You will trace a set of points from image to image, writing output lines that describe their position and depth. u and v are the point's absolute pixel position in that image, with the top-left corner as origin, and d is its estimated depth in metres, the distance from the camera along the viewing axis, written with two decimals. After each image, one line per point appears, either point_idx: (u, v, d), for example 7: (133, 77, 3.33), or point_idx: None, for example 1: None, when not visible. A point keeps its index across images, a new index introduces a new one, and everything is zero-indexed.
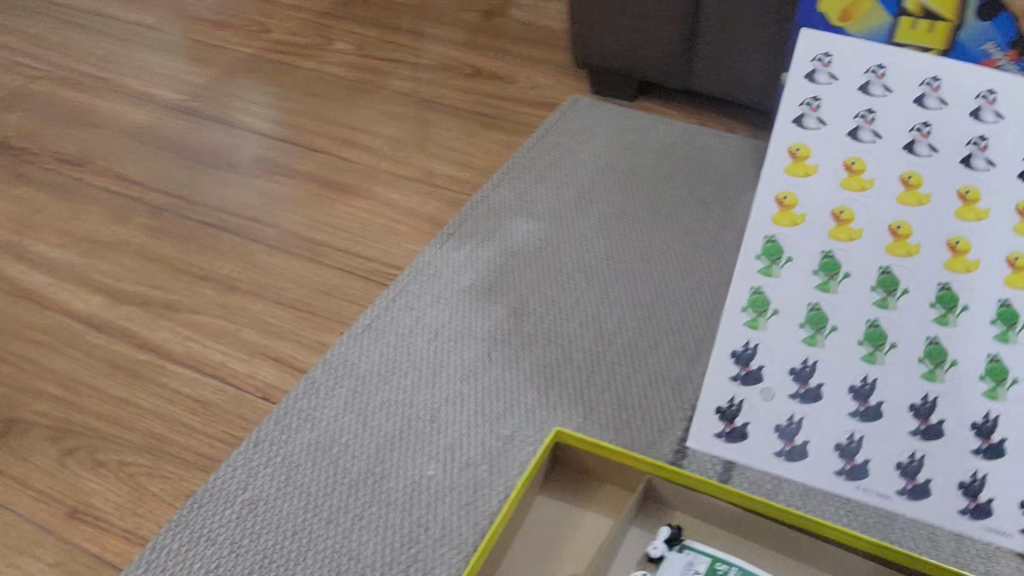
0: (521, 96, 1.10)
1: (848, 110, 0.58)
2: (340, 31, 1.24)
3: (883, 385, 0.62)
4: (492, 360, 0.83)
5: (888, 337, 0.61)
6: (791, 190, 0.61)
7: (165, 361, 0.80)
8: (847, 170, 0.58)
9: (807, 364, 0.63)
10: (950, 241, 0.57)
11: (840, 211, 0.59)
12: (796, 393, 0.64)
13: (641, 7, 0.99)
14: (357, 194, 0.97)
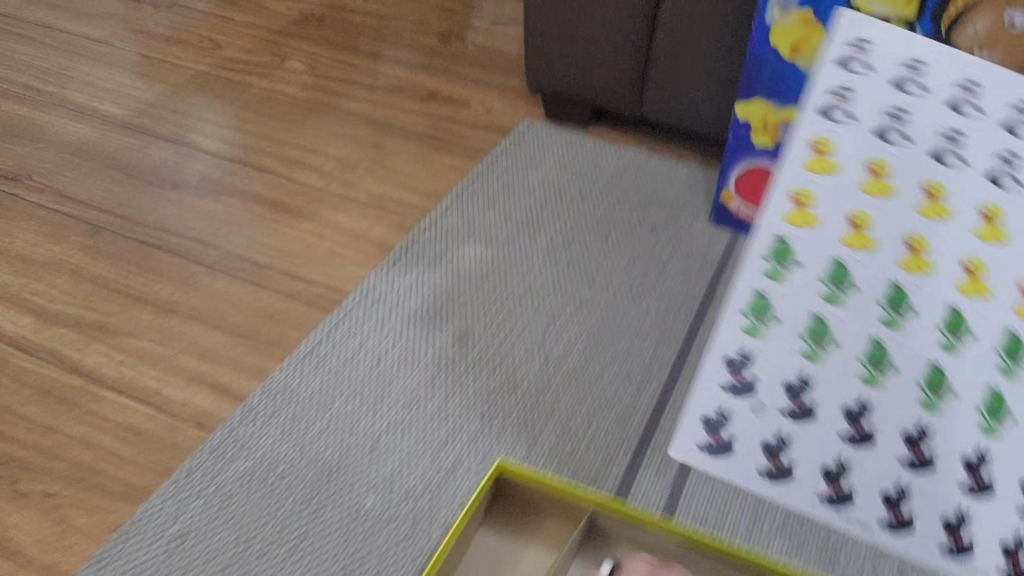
0: (474, 122, 1.11)
1: (885, 92, 0.34)
2: (295, 51, 1.24)
3: (934, 436, 0.33)
4: (437, 386, 0.80)
5: (933, 372, 0.33)
6: (810, 154, 0.34)
7: (95, 387, 0.79)
8: (869, 166, 0.34)
9: (811, 384, 0.35)
10: (957, 256, 0.33)
11: (853, 216, 0.34)
12: (796, 411, 0.35)
13: (596, 35, 1.01)
14: (304, 217, 0.97)
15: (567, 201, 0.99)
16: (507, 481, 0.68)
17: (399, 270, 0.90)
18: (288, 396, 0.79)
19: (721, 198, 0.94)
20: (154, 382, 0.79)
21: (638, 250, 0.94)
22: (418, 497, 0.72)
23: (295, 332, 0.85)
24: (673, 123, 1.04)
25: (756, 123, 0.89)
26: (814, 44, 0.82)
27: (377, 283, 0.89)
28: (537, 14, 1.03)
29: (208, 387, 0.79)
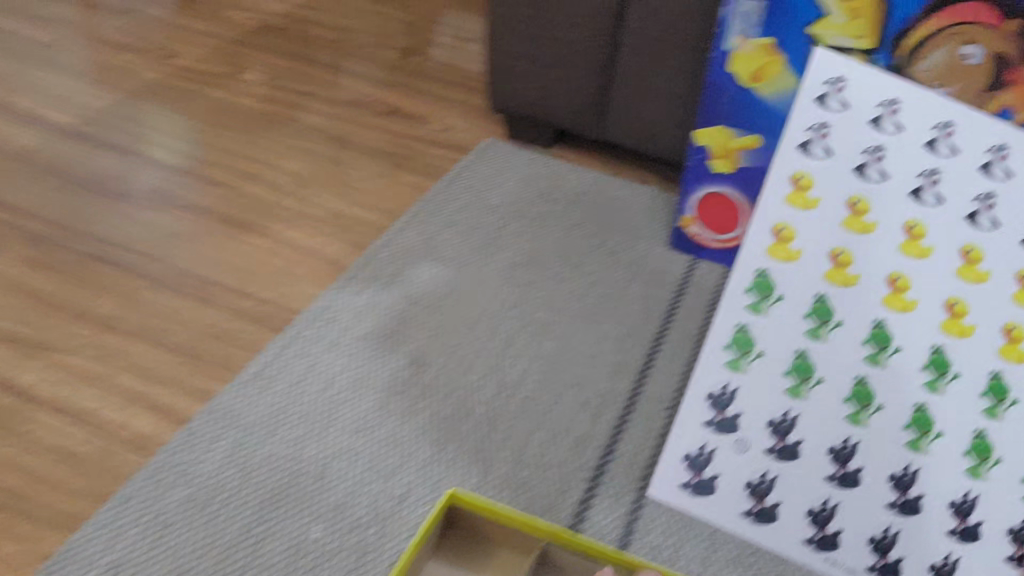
0: (434, 140, 1.10)
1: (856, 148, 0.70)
2: (253, 61, 1.22)
3: (861, 449, 0.68)
4: (389, 411, 0.78)
5: (874, 397, 0.68)
6: (789, 224, 0.71)
7: (28, 407, 0.75)
8: (904, 229, 0.68)
9: (787, 418, 0.70)
10: (950, 302, 0.67)
11: (896, 275, 0.68)
12: (773, 448, 0.70)
13: (559, 55, 1.00)
14: (256, 233, 0.95)
15: (526, 222, 0.98)
16: (459, 513, 0.66)
17: (353, 289, 0.88)
18: (233, 420, 0.76)
19: (680, 223, 0.94)
20: (92, 403, 0.76)
21: (598, 274, 0.93)
22: (366, 527, 0.69)
23: (243, 353, 0.82)
24: (634, 145, 1.04)
25: (714, 149, 0.89)
26: (771, 73, 0.82)
27: (331, 304, 0.87)
28: (500, 33, 1.02)
29: (151, 410, 0.76)
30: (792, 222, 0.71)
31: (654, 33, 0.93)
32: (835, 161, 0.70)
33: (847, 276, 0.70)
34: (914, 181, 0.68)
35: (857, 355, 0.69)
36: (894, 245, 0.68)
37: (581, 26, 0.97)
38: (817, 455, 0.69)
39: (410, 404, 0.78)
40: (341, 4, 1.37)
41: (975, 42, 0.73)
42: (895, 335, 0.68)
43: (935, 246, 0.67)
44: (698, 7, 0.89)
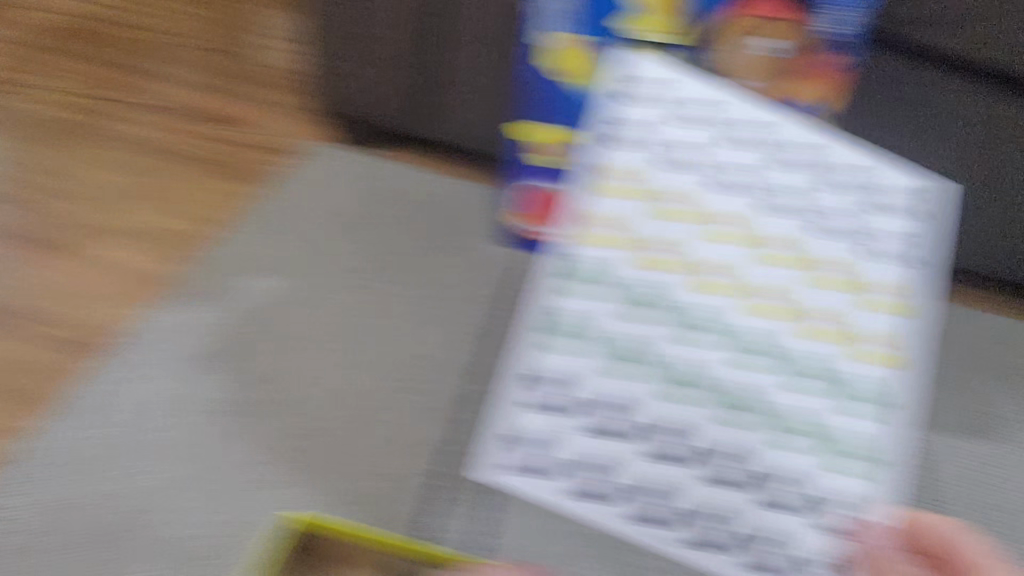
0: (257, 143, 1.06)
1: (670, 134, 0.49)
2: (55, 61, 1.15)
3: (773, 462, 0.44)
4: (220, 434, 0.80)
5: (767, 407, 0.44)
6: (615, 207, 0.47)
7: None
8: (746, 231, 0.46)
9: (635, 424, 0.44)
10: (849, 303, 0.44)
11: (753, 281, 0.45)
12: (625, 436, 0.45)
13: (379, 59, 0.97)
14: (71, 258, 0.93)
15: (353, 228, 0.98)
16: (319, 539, 0.67)
17: (183, 317, 0.88)
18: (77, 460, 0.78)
19: (510, 217, 0.97)
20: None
21: (427, 279, 0.94)
22: (201, 559, 0.73)
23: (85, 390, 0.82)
24: (464, 142, 1.04)
25: (537, 144, 0.91)
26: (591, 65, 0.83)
27: (156, 327, 0.87)
28: (316, 37, 0.97)
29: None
30: (613, 212, 0.47)
31: (465, 35, 0.92)
32: (649, 148, 0.49)
33: (710, 286, 0.45)
34: (759, 158, 0.48)
35: (721, 368, 0.44)
36: (763, 257, 0.45)
37: (389, 30, 0.93)
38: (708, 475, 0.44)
39: (243, 424, 0.81)
40: None
41: (772, 35, 0.76)
42: (780, 345, 0.44)
43: (813, 235, 0.46)
44: (506, 10, 0.88)
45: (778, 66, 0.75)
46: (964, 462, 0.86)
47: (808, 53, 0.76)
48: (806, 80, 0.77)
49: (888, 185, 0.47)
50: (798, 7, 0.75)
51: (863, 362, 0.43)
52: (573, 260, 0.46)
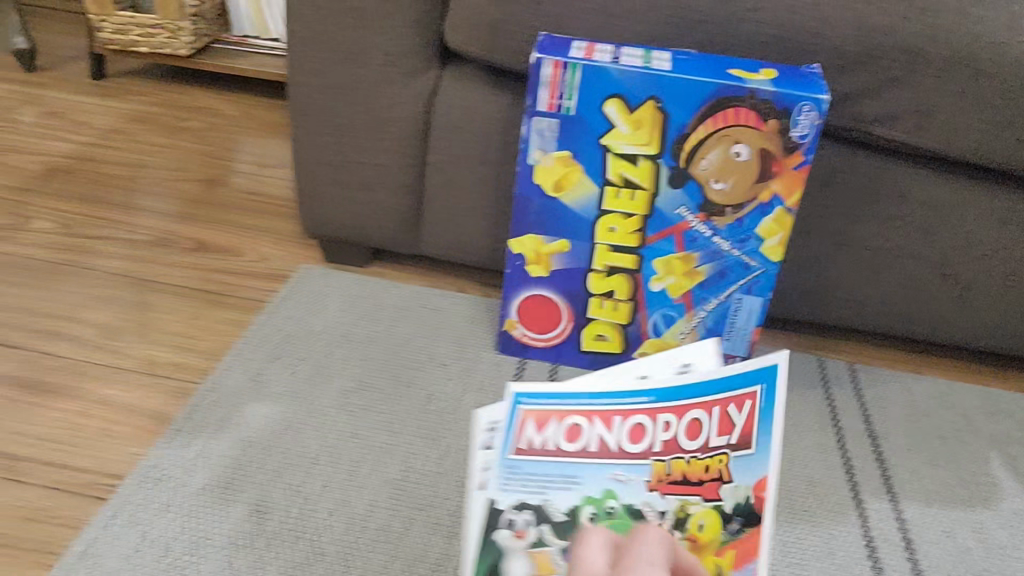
0: (249, 270, 1.11)
1: (618, 475, 0.60)
2: (40, 210, 1.18)
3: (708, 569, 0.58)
4: (234, 571, 0.72)
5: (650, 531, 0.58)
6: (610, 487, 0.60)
7: None
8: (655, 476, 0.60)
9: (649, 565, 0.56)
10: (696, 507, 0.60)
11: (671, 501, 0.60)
12: None
13: (363, 178, 1.08)
14: (67, 395, 0.88)
15: (353, 341, 1.00)
16: None
17: (175, 442, 0.83)
18: (94, 563, 0.72)
19: (505, 326, 1.01)
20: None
21: (433, 387, 0.95)
22: None
23: (90, 503, 0.77)
24: (451, 255, 1.13)
25: (530, 255, 0.96)
26: (575, 181, 0.90)
27: (161, 461, 0.81)
28: (305, 171, 1.10)
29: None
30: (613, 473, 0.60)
31: (468, 129, 1.03)
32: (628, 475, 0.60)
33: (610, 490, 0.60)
34: (667, 430, 0.61)
35: None
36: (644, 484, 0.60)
37: (399, 123, 1.04)
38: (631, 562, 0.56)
39: (257, 557, 0.73)
40: (135, 141, 1.38)
41: (743, 141, 0.84)
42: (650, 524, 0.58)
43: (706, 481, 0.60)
44: (499, 124, 1.01)
45: (749, 171, 0.86)
46: (934, 527, 0.84)
47: (778, 154, 0.85)
48: (776, 179, 0.86)
49: (737, 422, 0.61)
50: (765, 116, 0.83)
51: (712, 532, 0.59)
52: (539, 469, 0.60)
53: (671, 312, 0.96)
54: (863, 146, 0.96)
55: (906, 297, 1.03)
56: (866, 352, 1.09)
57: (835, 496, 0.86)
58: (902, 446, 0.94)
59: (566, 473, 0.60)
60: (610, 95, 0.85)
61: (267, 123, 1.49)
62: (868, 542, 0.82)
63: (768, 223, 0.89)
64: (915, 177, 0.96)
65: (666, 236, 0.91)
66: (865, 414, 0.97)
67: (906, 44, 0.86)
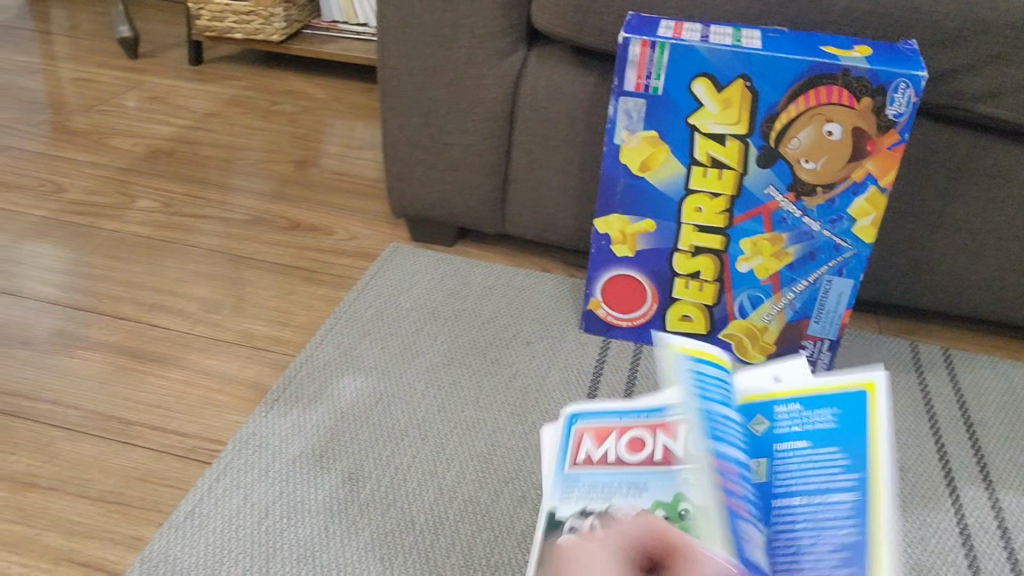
0: (339, 249, 1.14)
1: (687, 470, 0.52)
2: (144, 189, 1.24)
3: None
4: (329, 535, 0.75)
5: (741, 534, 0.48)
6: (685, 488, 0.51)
7: None
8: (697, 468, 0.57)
9: None
10: None
11: None
12: None
13: (450, 159, 1.10)
14: (171, 364, 0.93)
15: (440, 319, 1.02)
16: None
17: (273, 411, 0.87)
18: (200, 523, 0.76)
19: (589, 306, 1.02)
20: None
21: (518, 364, 0.96)
22: None
23: (197, 466, 0.81)
24: (535, 235, 1.14)
25: (615, 235, 0.97)
26: (662, 161, 0.90)
27: (259, 428, 0.85)
28: (393, 152, 1.13)
29: (56, 527, 0.75)
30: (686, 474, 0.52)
31: (553, 109, 1.03)
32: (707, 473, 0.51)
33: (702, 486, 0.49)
34: None
35: None
36: None
37: (484, 105, 1.05)
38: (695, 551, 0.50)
39: (351, 524, 0.76)
40: (230, 124, 1.43)
41: (836, 120, 0.83)
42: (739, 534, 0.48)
43: None
44: (584, 104, 1.02)
45: (841, 150, 0.84)
46: None
47: (872, 133, 0.83)
48: (870, 158, 0.84)
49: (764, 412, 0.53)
50: (859, 94, 0.81)
51: None
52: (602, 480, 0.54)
53: (758, 294, 0.95)
54: (959, 124, 0.93)
55: (1005, 282, 1.00)
56: (960, 338, 1.06)
57: (928, 486, 0.84)
58: (999, 435, 0.91)
59: (632, 481, 0.52)
60: (698, 73, 0.84)
61: (355, 106, 1.52)
62: (964, 532, 0.80)
63: (862, 204, 0.87)
64: (1015, 155, 0.92)
65: (754, 216, 0.91)
66: (959, 401, 0.95)
67: (1011, 18, 0.83)
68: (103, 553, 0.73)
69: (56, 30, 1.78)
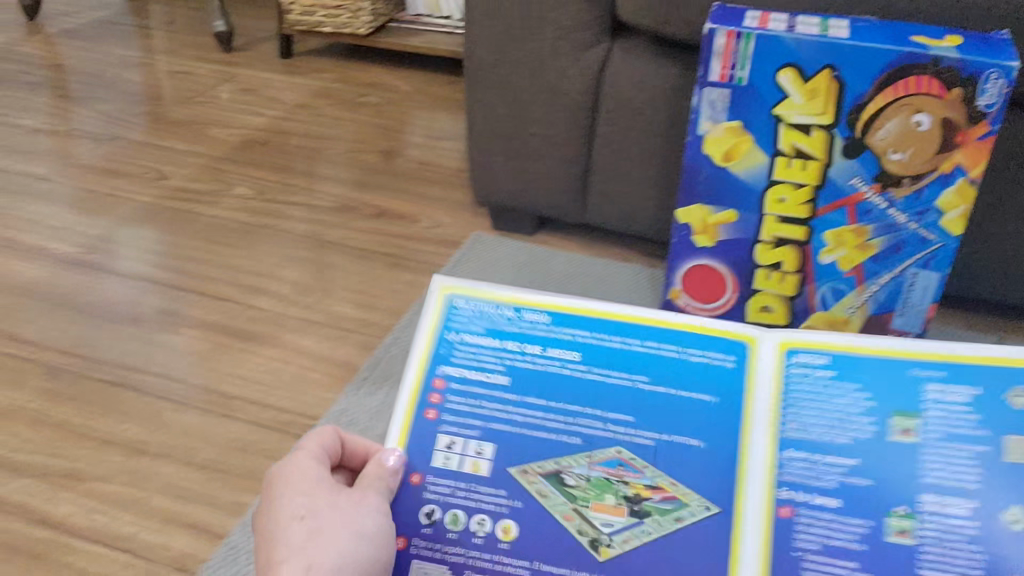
0: (423, 236, 1.18)
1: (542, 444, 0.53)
2: (238, 177, 1.30)
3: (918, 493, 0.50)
4: None
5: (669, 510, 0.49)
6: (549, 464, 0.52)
7: (84, 517, 0.77)
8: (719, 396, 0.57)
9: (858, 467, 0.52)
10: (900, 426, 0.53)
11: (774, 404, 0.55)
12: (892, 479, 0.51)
13: (533, 149, 1.12)
14: (267, 343, 0.98)
15: None
16: None
17: (363, 389, 0.91)
18: None
19: (670, 295, 1.04)
20: (94, 516, 0.77)
21: None
22: None
23: (293, 439, 0.85)
24: (614, 225, 1.16)
25: (696, 225, 0.98)
26: (744, 151, 0.91)
27: (350, 404, 0.89)
28: (477, 144, 1.15)
29: (164, 491, 0.80)
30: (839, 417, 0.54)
31: (635, 101, 1.04)
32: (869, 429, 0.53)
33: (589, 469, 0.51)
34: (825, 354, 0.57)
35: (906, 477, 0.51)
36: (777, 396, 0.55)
37: (566, 96, 1.07)
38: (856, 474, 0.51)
39: None
40: (319, 115, 1.48)
41: (925, 111, 0.82)
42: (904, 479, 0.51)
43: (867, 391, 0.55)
44: (667, 95, 1.03)
45: (930, 141, 0.83)
46: None
47: (962, 124, 0.82)
48: (960, 150, 0.83)
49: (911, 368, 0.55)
50: (950, 84, 0.80)
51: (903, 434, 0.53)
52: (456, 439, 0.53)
53: (841, 286, 0.95)
54: None
55: None
56: None
57: None
58: None
59: (481, 443, 0.53)
60: (784, 63, 0.84)
61: (439, 99, 1.55)
62: None
63: (953, 198, 0.86)
64: None
65: (839, 208, 0.90)
66: None
67: None
68: (207, 516, 0.78)
69: (155, 25, 1.87)
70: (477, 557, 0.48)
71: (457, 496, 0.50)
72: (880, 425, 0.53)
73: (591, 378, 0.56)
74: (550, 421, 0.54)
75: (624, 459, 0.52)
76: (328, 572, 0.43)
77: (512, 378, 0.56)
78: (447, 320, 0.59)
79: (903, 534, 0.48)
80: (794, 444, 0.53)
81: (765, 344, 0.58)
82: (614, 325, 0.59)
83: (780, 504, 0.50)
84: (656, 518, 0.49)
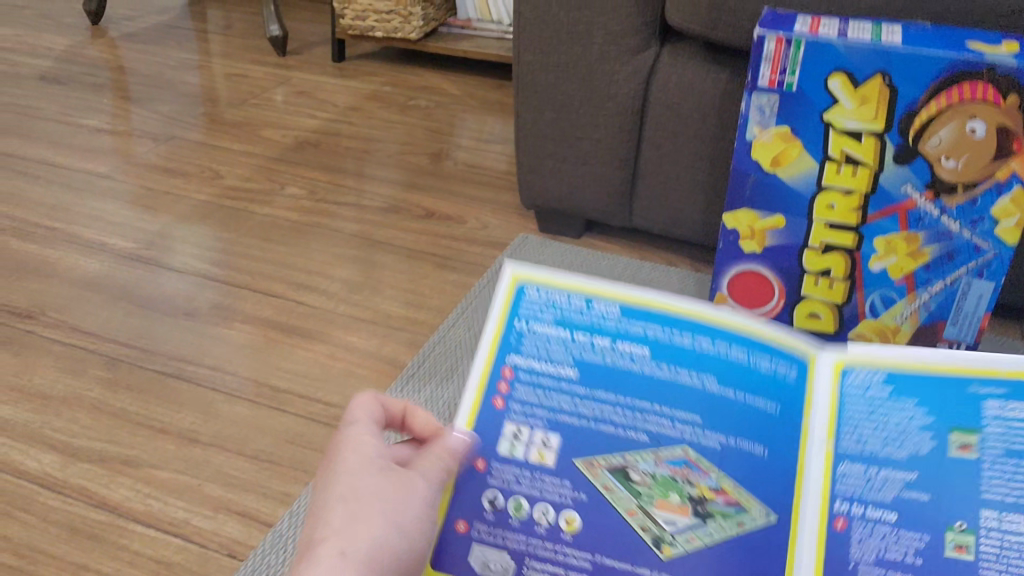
0: (470, 237, 1.19)
1: (607, 441, 0.49)
2: (291, 177, 1.33)
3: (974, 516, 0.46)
4: None
5: (731, 514, 0.46)
6: (614, 460, 0.49)
7: (139, 503, 0.80)
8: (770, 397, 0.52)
9: (912, 486, 0.47)
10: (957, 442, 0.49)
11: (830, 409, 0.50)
12: (955, 497, 0.47)
13: (581, 153, 1.13)
14: (316, 339, 1.00)
15: None
16: None
17: (407, 385, 0.92)
18: None
19: (715, 300, 1.03)
20: (149, 502, 0.80)
21: None
22: None
23: None
24: (660, 230, 1.16)
25: (743, 231, 0.97)
26: (793, 157, 0.90)
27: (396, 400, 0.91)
28: (524, 147, 1.17)
29: (215, 479, 0.82)
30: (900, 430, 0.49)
31: (684, 107, 1.05)
32: (926, 445, 0.49)
33: (655, 469, 0.48)
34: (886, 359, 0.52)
35: (960, 498, 0.47)
36: (834, 396, 0.50)
37: (615, 101, 1.08)
38: (911, 489, 0.47)
39: None
40: (370, 118, 1.51)
41: (979, 117, 0.81)
42: (962, 498, 0.47)
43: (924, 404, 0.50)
44: (717, 101, 1.03)
45: (985, 148, 0.82)
46: None
47: (1019, 130, 0.81)
48: (1015, 157, 0.82)
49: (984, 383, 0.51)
50: (1006, 90, 0.79)
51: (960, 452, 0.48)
52: (517, 436, 0.50)
53: (891, 294, 0.94)
54: None
55: None
56: None
57: None
58: None
59: (543, 438, 0.50)
60: (835, 69, 0.84)
61: (487, 102, 1.57)
62: None
63: (1008, 207, 0.84)
64: None
65: (889, 215, 0.89)
66: None
67: None
68: (256, 504, 0.80)
69: (212, 29, 1.92)
70: (536, 545, 0.47)
71: (520, 483, 0.49)
72: (938, 440, 0.49)
73: (657, 374, 0.51)
74: (618, 418, 0.50)
75: (691, 459, 0.48)
76: (363, 557, 0.41)
77: (582, 371, 0.52)
78: (514, 308, 0.54)
79: (963, 549, 0.45)
80: (851, 455, 0.48)
81: (822, 358, 0.51)
82: (688, 318, 0.53)
83: (835, 515, 0.47)
84: (717, 521, 0.46)
